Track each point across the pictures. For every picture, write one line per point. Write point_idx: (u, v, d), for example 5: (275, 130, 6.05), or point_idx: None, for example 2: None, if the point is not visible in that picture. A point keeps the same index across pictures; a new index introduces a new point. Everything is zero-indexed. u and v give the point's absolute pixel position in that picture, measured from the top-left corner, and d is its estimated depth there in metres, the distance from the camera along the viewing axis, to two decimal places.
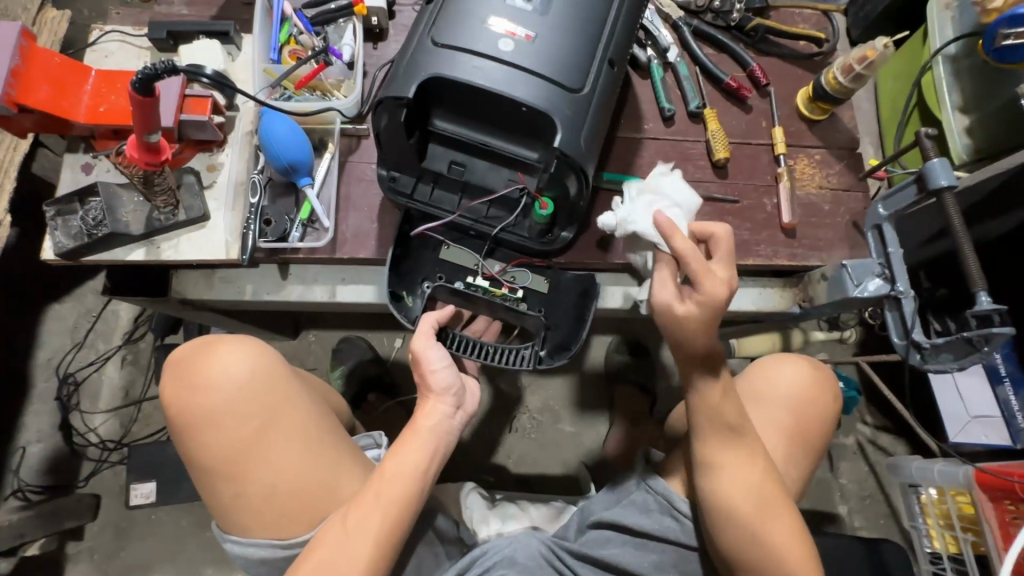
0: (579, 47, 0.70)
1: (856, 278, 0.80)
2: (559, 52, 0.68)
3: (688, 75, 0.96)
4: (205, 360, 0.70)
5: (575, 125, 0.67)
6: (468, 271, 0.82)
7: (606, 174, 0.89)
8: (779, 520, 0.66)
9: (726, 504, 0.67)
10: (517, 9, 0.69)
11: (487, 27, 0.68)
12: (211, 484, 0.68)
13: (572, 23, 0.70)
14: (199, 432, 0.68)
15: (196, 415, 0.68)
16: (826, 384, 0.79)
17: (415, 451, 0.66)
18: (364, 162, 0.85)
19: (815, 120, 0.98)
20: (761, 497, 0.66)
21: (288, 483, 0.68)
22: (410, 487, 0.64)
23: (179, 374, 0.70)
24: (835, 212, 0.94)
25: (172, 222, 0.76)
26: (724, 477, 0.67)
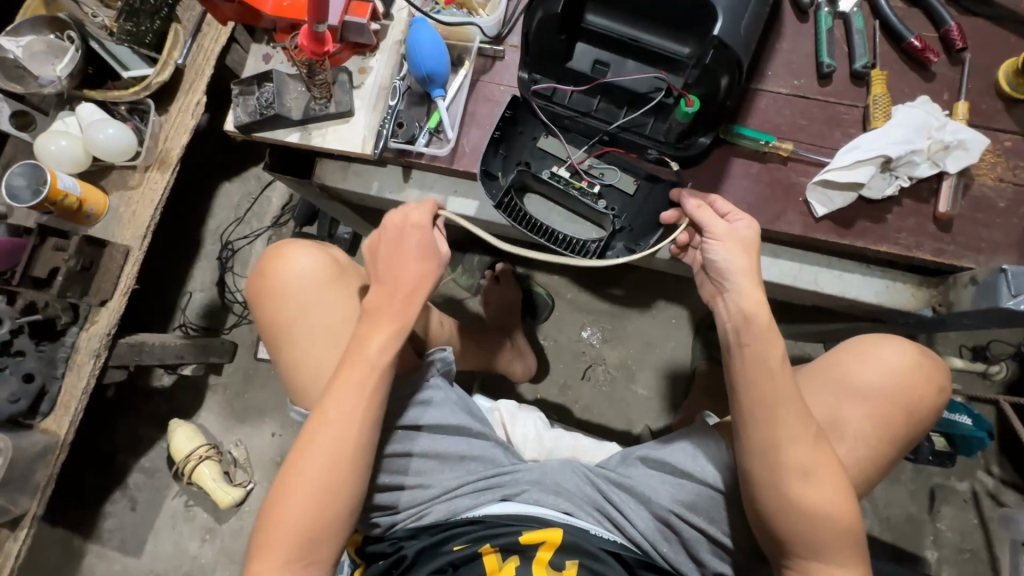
0: None
1: (1015, 286, 0.69)
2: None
3: (862, 29, 0.84)
4: (276, 252, 0.83)
5: (736, 13, 0.64)
6: (559, 160, 0.81)
7: (740, 129, 0.82)
8: (834, 472, 0.63)
9: (786, 446, 0.63)
10: None
11: None
12: (270, 350, 0.82)
13: None
14: (262, 307, 0.82)
15: (261, 292, 0.82)
16: (932, 380, 0.71)
17: (398, 318, 0.71)
18: (493, 82, 0.88)
19: (1017, 100, 0.82)
20: (817, 448, 0.63)
21: (321, 360, 0.79)
22: (391, 356, 0.70)
23: (260, 262, 0.84)
24: (1012, 211, 0.79)
25: (324, 111, 0.86)
26: (783, 443, 0.63)
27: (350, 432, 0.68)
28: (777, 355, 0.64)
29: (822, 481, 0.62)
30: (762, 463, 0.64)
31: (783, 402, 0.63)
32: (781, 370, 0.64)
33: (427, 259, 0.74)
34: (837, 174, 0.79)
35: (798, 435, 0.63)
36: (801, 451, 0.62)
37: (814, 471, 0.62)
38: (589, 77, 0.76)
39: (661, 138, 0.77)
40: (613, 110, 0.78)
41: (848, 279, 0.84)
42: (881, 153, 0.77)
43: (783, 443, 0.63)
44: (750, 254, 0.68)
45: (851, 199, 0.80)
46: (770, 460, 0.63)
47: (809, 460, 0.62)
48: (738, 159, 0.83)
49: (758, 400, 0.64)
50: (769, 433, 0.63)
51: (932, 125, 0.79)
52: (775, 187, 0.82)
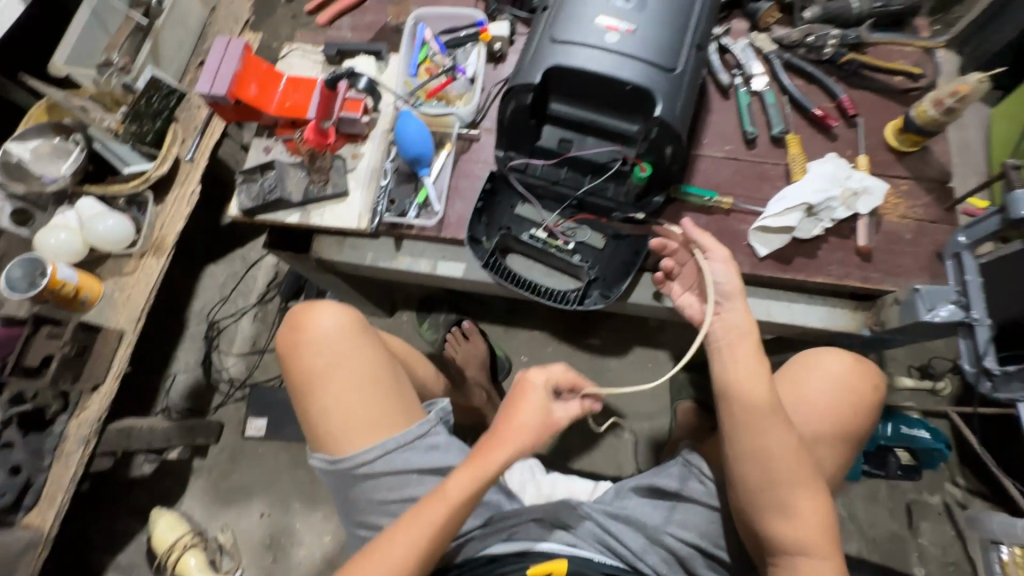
0: (673, 34, 0.79)
1: (929, 303, 0.81)
2: (660, 35, 0.78)
3: (774, 102, 1.02)
4: (309, 307, 0.91)
5: (671, 98, 0.77)
6: (535, 224, 0.94)
7: (686, 187, 0.97)
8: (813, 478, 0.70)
9: (767, 449, 0.70)
10: (619, 8, 0.80)
11: (595, 24, 0.79)
12: (295, 400, 0.89)
13: (665, 17, 0.80)
14: (291, 360, 0.89)
15: (291, 346, 0.89)
16: (868, 379, 0.81)
17: (482, 465, 0.73)
18: (472, 160, 1.00)
19: (905, 152, 1.00)
20: (794, 451, 0.70)
21: (343, 411, 0.86)
22: (467, 502, 0.72)
23: (291, 318, 0.91)
24: (918, 241, 0.94)
25: (322, 194, 0.96)
26: (765, 446, 0.70)
27: (405, 565, 0.70)
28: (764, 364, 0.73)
29: (798, 481, 0.69)
30: (755, 472, 0.70)
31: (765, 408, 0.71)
32: (766, 382, 0.72)
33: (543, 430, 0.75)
34: (772, 221, 0.92)
35: (780, 440, 0.70)
36: (782, 454, 0.70)
37: (799, 477, 0.69)
38: (556, 152, 0.88)
39: (623, 200, 0.89)
40: (579, 178, 0.90)
41: (796, 308, 0.96)
42: (803, 201, 0.91)
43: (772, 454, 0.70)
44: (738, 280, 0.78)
45: (786, 240, 0.93)
46: (760, 468, 0.70)
47: (793, 466, 0.70)
48: (689, 212, 0.97)
49: (746, 413, 0.71)
50: (756, 438, 0.70)
51: (841, 176, 0.95)
52: (722, 234, 0.96)
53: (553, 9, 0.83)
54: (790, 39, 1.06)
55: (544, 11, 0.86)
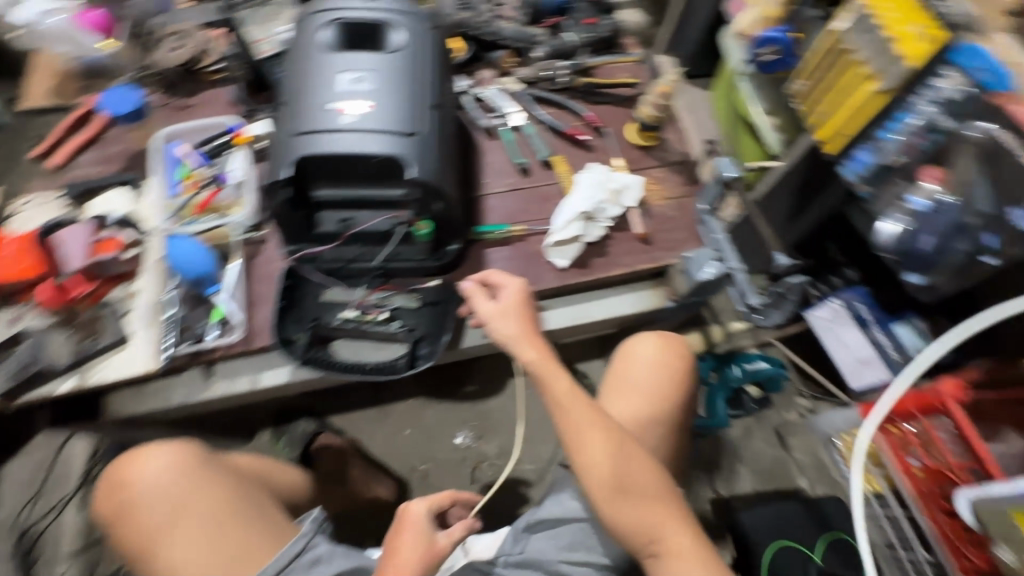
0: (406, 101, 0.85)
1: (696, 265, 0.96)
2: (397, 106, 0.84)
3: (533, 133, 1.15)
4: (133, 456, 0.80)
5: (421, 158, 0.81)
6: (344, 304, 0.93)
7: (480, 228, 1.03)
8: (647, 459, 0.71)
9: (601, 452, 0.70)
10: (350, 91, 0.84)
11: (331, 111, 0.82)
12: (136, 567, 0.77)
13: (395, 89, 0.85)
14: (123, 524, 0.78)
15: (119, 508, 0.78)
16: (677, 352, 0.90)
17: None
18: (266, 262, 0.97)
19: (648, 146, 1.17)
20: (625, 443, 0.71)
21: (191, 562, 0.74)
22: None
23: (113, 474, 0.80)
24: (681, 215, 1.10)
25: (96, 348, 0.86)
26: (597, 449, 0.70)
27: None
28: (560, 386, 0.74)
29: (639, 471, 0.69)
30: (592, 477, 0.69)
31: (585, 414, 0.72)
32: (579, 392, 0.74)
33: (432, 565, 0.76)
34: (560, 235, 1.02)
35: (608, 439, 0.71)
36: (615, 450, 0.70)
37: (633, 464, 0.70)
38: (338, 233, 0.89)
39: (419, 258, 0.93)
40: (373, 250, 0.92)
41: (609, 302, 1.05)
42: (577, 211, 1.02)
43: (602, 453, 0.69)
44: (523, 315, 0.79)
45: (579, 248, 1.03)
46: (596, 472, 0.69)
47: (622, 458, 0.70)
48: (490, 249, 1.03)
49: (569, 424, 0.72)
50: (589, 446, 0.70)
51: (605, 180, 1.07)
52: (525, 259, 1.03)
53: (289, 104, 0.85)
54: (530, 77, 1.21)
55: (282, 107, 0.87)
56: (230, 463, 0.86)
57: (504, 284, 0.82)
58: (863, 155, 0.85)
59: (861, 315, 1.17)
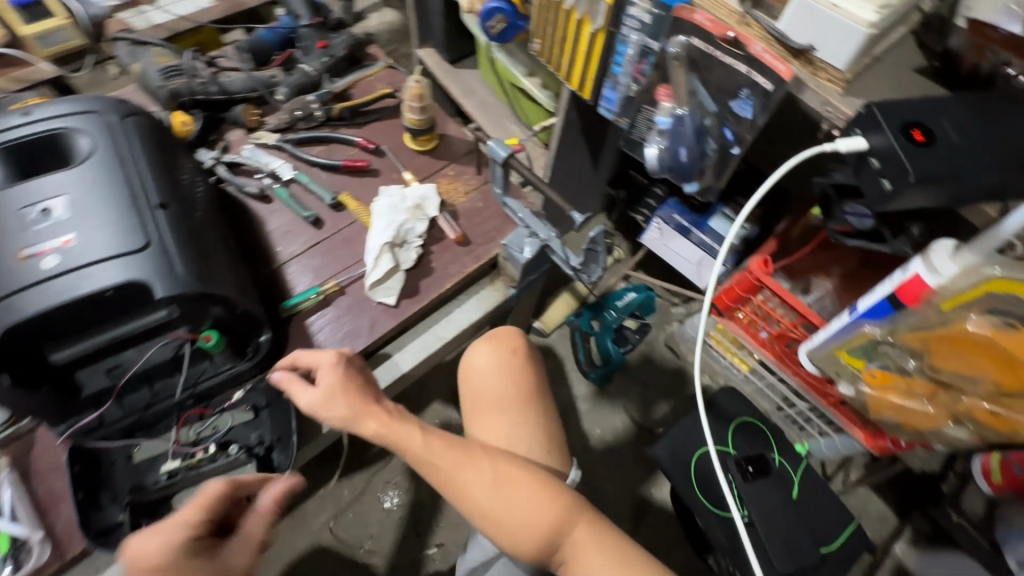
0: (121, 213, 0.71)
1: (517, 246, 0.95)
2: (108, 227, 0.69)
3: (309, 179, 1.06)
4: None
5: (166, 270, 0.69)
6: (162, 457, 0.79)
7: (289, 301, 0.94)
8: (526, 469, 0.67)
9: (477, 489, 0.64)
10: (41, 229, 0.68)
11: (23, 262, 0.66)
12: None
13: (101, 205, 0.71)
14: None
15: None
16: (513, 342, 0.87)
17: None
18: (48, 452, 0.81)
19: (432, 149, 1.13)
20: (496, 468, 0.66)
21: None
22: None
23: None
24: (488, 203, 1.09)
25: None
26: (472, 489, 0.64)
27: None
28: (416, 442, 0.66)
29: (520, 487, 0.65)
30: (480, 516, 0.64)
31: (445, 460, 0.66)
32: (429, 440, 0.67)
33: (191, 508, 0.58)
34: (376, 274, 0.95)
35: (478, 473, 0.65)
36: (490, 479, 0.65)
37: (513, 481, 0.65)
38: (113, 386, 0.75)
39: (228, 367, 0.82)
40: (169, 382, 0.79)
41: (455, 315, 1.01)
42: (381, 244, 0.96)
43: (481, 487, 0.64)
44: (344, 384, 0.70)
45: (401, 277, 0.97)
46: (481, 509, 0.64)
47: (496, 484, 0.65)
48: (311, 318, 0.94)
49: (440, 474, 0.65)
50: (460, 489, 0.65)
51: (398, 201, 1.02)
52: (352, 311, 0.95)
53: None
54: (283, 122, 1.10)
55: None
56: None
57: (320, 359, 0.73)
58: (609, 93, 0.89)
59: (681, 224, 1.24)
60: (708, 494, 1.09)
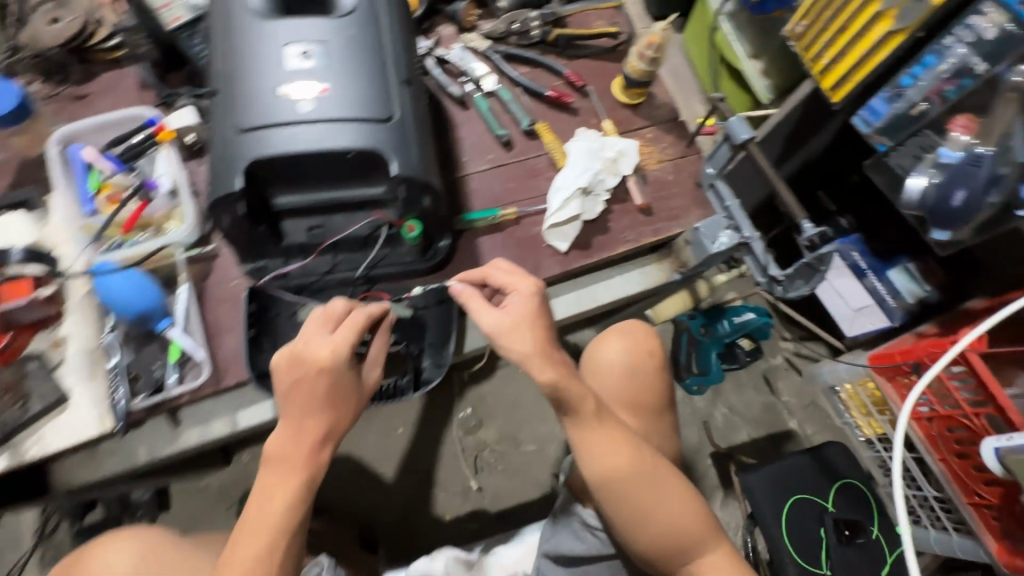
0: (373, 78, 0.69)
1: (709, 235, 0.89)
2: (358, 87, 0.68)
3: (511, 98, 1.01)
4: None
5: (403, 149, 0.67)
6: None
7: (467, 215, 0.92)
8: (673, 472, 0.68)
9: (632, 483, 0.66)
10: (300, 70, 0.68)
11: (281, 98, 0.66)
12: None
13: (356, 64, 0.70)
14: None
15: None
16: (646, 346, 0.88)
17: (296, 466, 0.60)
18: (223, 283, 0.82)
19: (636, 104, 1.06)
20: (655, 467, 0.67)
21: None
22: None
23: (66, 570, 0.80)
24: (679, 178, 1.02)
25: (27, 416, 0.70)
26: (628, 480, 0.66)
27: None
28: (589, 409, 0.66)
29: (670, 492, 0.68)
30: (624, 504, 0.66)
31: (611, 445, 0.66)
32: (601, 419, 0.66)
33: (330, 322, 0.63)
34: (558, 215, 0.92)
35: (640, 467, 0.67)
36: (649, 476, 0.67)
37: (664, 487, 0.67)
38: (310, 244, 0.76)
39: (410, 259, 0.81)
40: (353, 257, 0.79)
41: (615, 282, 0.98)
42: (576, 187, 0.92)
43: (633, 483, 0.66)
44: (533, 325, 0.67)
45: (579, 226, 0.93)
46: (627, 504, 0.66)
47: (652, 481, 0.67)
48: (482, 238, 0.91)
49: (598, 460, 0.66)
50: (617, 478, 0.66)
51: (597, 149, 0.97)
52: (521, 245, 0.92)
53: (223, 91, 0.68)
54: (498, 31, 1.06)
55: (214, 95, 0.70)
56: None
57: (508, 285, 0.70)
58: (878, 104, 0.79)
59: (858, 265, 1.14)
60: (796, 542, 1.07)
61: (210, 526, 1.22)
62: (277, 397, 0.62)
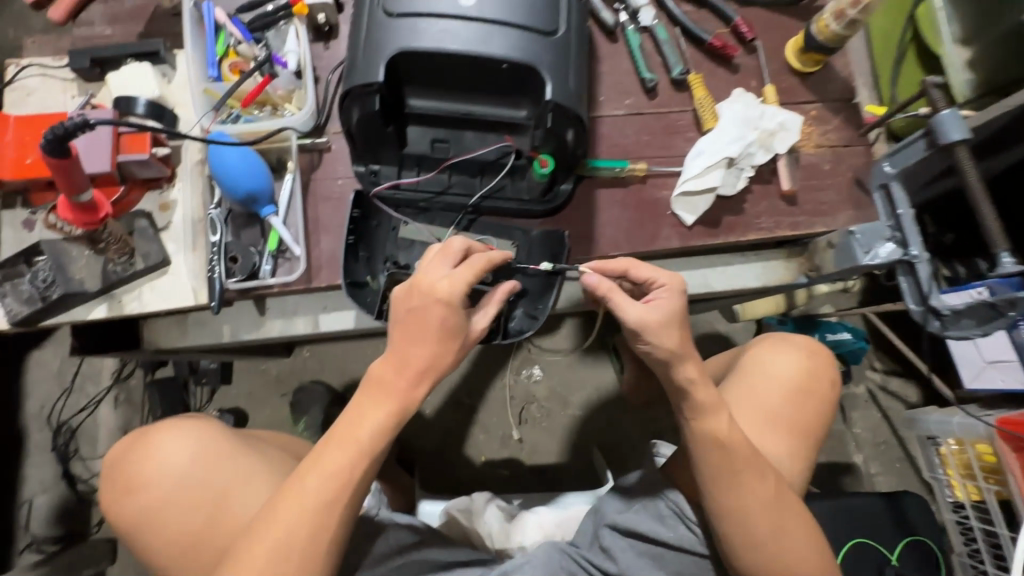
0: None
1: (865, 245, 0.76)
2: None
3: (667, 38, 0.88)
4: (142, 447, 0.64)
5: (561, 70, 0.61)
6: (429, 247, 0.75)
7: (594, 160, 0.81)
8: (790, 494, 0.64)
9: (749, 505, 0.62)
10: None
11: None
12: (141, 538, 0.62)
13: None
14: (142, 531, 0.62)
15: (140, 489, 0.63)
16: (824, 373, 0.77)
17: (393, 394, 0.58)
18: (329, 179, 0.78)
19: (808, 73, 0.91)
20: (779, 495, 0.63)
21: (184, 528, 0.62)
22: (308, 517, 0.55)
23: (120, 469, 0.64)
24: (837, 170, 0.88)
25: (129, 272, 0.70)
26: (745, 502, 0.62)
27: None
28: (717, 414, 0.63)
29: (790, 527, 0.63)
30: (737, 524, 0.63)
31: (739, 455, 0.62)
32: (730, 433, 0.62)
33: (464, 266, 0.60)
34: (693, 184, 0.81)
35: (763, 492, 0.63)
36: (772, 506, 0.63)
37: (783, 522, 0.63)
38: (432, 158, 0.70)
39: (528, 199, 0.74)
40: (469, 181, 0.73)
41: (733, 270, 0.87)
42: (722, 156, 0.81)
43: (757, 508, 0.62)
44: (680, 323, 0.64)
45: (712, 201, 0.83)
46: (737, 515, 0.62)
47: (775, 509, 0.63)
48: (601, 190, 0.82)
49: (718, 463, 0.62)
50: (737, 494, 0.62)
51: (754, 116, 0.84)
52: (642, 207, 0.83)
53: None
54: None
55: None
56: (254, 437, 0.72)
57: (655, 281, 0.66)
58: None
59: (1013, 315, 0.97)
60: None
61: (264, 408, 1.27)
62: (393, 324, 0.59)
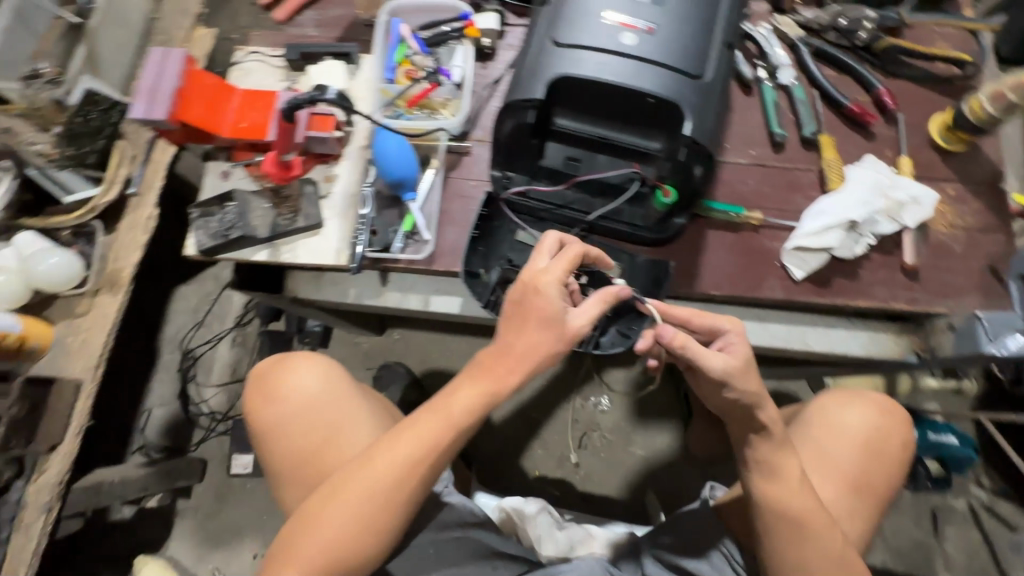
0: (699, 32, 0.69)
1: (993, 333, 0.72)
2: (682, 37, 0.68)
3: (804, 98, 0.90)
4: (278, 373, 0.75)
5: (703, 110, 0.66)
6: None
7: (710, 202, 0.85)
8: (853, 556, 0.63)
9: (811, 561, 0.62)
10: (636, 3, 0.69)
11: (605, 23, 0.68)
12: (264, 446, 0.73)
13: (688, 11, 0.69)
14: (265, 441, 0.73)
15: (270, 406, 0.73)
16: (894, 436, 0.74)
17: (489, 375, 0.62)
18: (464, 178, 0.88)
19: (951, 151, 0.89)
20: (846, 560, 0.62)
21: (297, 447, 0.71)
22: (397, 468, 0.62)
23: (257, 387, 0.75)
24: (969, 254, 0.84)
25: (292, 227, 0.83)
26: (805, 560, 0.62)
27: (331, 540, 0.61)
28: (793, 473, 0.62)
29: None
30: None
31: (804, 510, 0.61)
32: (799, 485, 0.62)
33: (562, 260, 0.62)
34: (809, 240, 0.81)
35: (827, 551, 0.61)
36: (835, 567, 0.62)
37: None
38: (563, 172, 0.78)
39: (642, 224, 0.80)
40: (589, 199, 0.80)
41: (834, 334, 0.86)
42: (844, 218, 0.81)
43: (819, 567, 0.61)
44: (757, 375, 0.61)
45: (825, 260, 0.82)
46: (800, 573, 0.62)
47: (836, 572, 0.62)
48: (713, 231, 0.85)
49: (782, 521, 0.62)
50: (798, 549, 0.62)
51: (884, 184, 0.83)
52: (750, 254, 0.84)
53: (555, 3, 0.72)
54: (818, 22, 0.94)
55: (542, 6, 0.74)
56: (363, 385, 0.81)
57: (718, 328, 0.63)
58: None
59: None
60: None
61: None
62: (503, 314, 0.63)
